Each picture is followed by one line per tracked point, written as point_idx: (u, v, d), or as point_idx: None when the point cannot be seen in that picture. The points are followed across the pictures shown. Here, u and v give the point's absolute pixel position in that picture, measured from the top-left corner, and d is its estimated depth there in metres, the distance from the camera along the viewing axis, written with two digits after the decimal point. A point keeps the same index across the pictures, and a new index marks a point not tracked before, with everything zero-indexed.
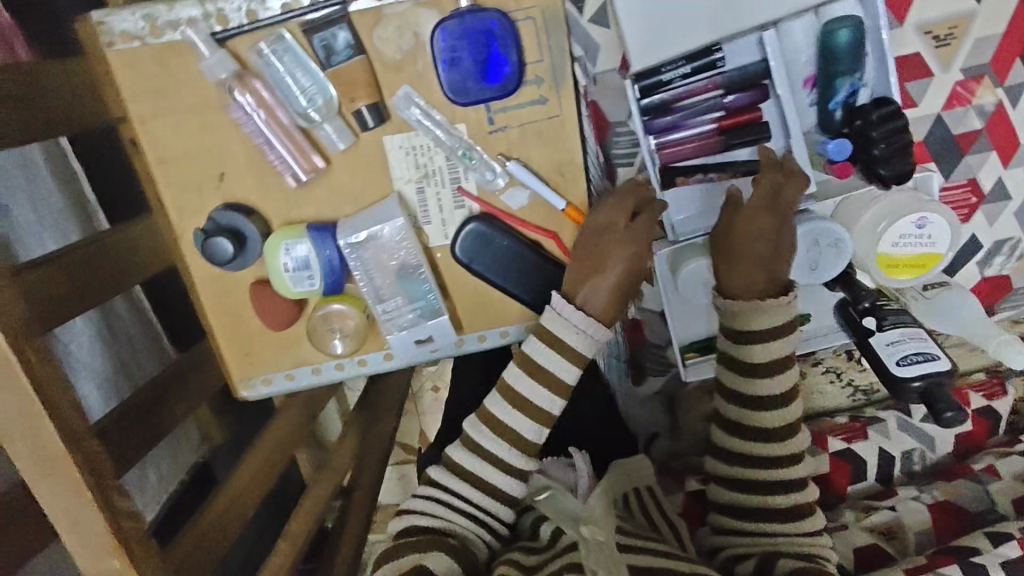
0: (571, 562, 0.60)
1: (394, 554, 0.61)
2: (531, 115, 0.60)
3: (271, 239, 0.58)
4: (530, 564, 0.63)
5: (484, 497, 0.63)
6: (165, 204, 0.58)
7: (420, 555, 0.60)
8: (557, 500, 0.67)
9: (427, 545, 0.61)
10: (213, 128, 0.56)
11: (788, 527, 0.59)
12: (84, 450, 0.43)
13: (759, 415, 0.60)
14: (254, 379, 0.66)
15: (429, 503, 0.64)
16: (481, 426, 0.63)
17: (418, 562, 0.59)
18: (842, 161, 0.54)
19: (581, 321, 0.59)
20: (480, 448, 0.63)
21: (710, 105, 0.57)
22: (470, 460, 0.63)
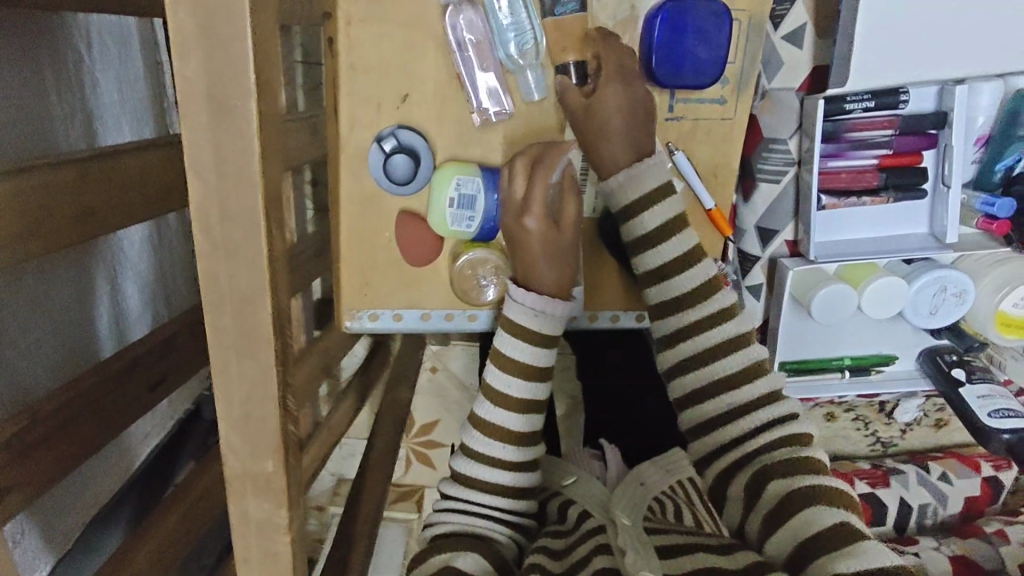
0: (599, 543, 0.60)
1: (425, 555, 0.58)
2: (707, 112, 0.61)
3: (443, 171, 0.57)
4: (560, 548, 0.61)
5: (502, 494, 0.61)
6: (340, 111, 0.56)
7: (450, 555, 0.57)
8: (585, 485, 0.70)
9: (456, 543, 0.58)
10: (416, 47, 0.55)
11: (776, 453, 0.56)
12: (282, 337, 0.40)
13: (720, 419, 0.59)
14: (363, 311, 0.63)
15: (449, 501, 0.61)
16: (471, 429, 0.61)
17: (447, 562, 0.56)
18: (1005, 219, 0.59)
19: (537, 300, 0.57)
20: (475, 443, 0.61)
21: (879, 141, 0.60)
22: (472, 465, 0.61)
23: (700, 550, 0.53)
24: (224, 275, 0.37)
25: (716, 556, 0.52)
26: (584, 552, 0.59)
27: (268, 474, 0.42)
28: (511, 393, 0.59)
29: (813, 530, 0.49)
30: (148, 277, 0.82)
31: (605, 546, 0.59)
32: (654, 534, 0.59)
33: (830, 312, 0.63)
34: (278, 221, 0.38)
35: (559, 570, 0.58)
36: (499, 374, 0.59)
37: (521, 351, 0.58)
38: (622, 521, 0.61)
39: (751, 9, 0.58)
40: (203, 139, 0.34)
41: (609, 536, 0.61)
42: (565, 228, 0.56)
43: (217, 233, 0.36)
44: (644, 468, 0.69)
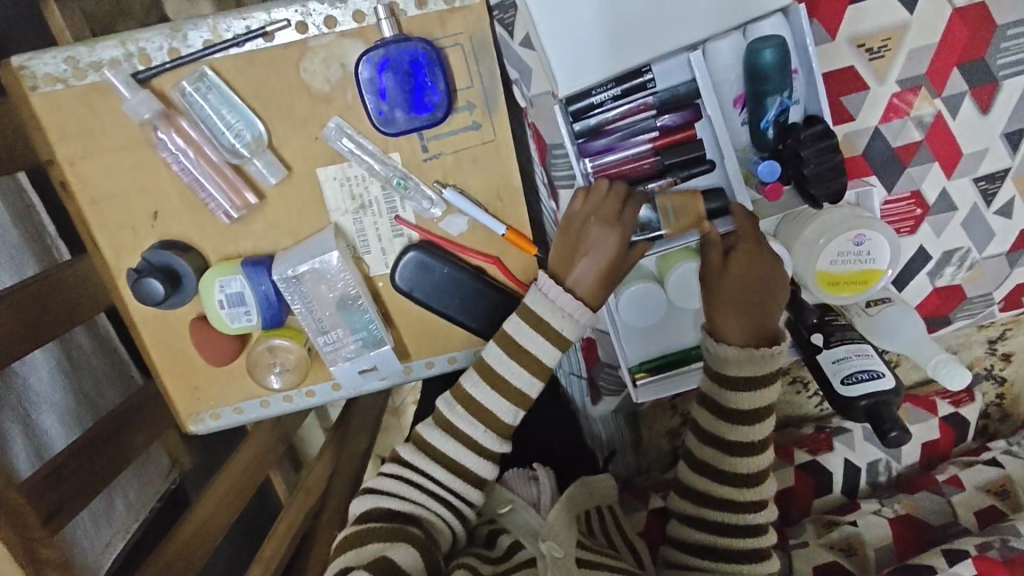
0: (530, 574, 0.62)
1: (356, 541, 0.56)
2: (465, 141, 0.59)
3: (206, 276, 0.58)
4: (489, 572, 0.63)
5: (458, 480, 0.59)
6: (99, 244, 0.58)
7: (385, 545, 0.55)
8: (520, 514, 0.70)
9: (391, 533, 0.56)
10: (143, 166, 0.56)
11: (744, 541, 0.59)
12: None
13: (736, 460, 0.59)
14: (203, 414, 0.66)
15: (393, 482, 0.59)
16: (453, 402, 0.60)
17: (382, 552, 0.54)
18: (774, 182, 0.54)
19: (568, 304, 0.56)
20: (462, 423, 0.59)
21: (643, 126, 0.56)
22: (441, 439, 0.59)
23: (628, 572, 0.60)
24: None
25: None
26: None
27: None
28: (511, 380, 0.58)
29: None
30: (68, 403, 0.88)
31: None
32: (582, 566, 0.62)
33: (639, 312, 0.61)
34: None
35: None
36: (496, 349, 0.58)
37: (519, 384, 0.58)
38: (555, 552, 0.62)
39: (467, 30, 0.56)
40: None
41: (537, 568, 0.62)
42: (587, 256, 0.56)
43: None
44: (595, 480, 0.74)
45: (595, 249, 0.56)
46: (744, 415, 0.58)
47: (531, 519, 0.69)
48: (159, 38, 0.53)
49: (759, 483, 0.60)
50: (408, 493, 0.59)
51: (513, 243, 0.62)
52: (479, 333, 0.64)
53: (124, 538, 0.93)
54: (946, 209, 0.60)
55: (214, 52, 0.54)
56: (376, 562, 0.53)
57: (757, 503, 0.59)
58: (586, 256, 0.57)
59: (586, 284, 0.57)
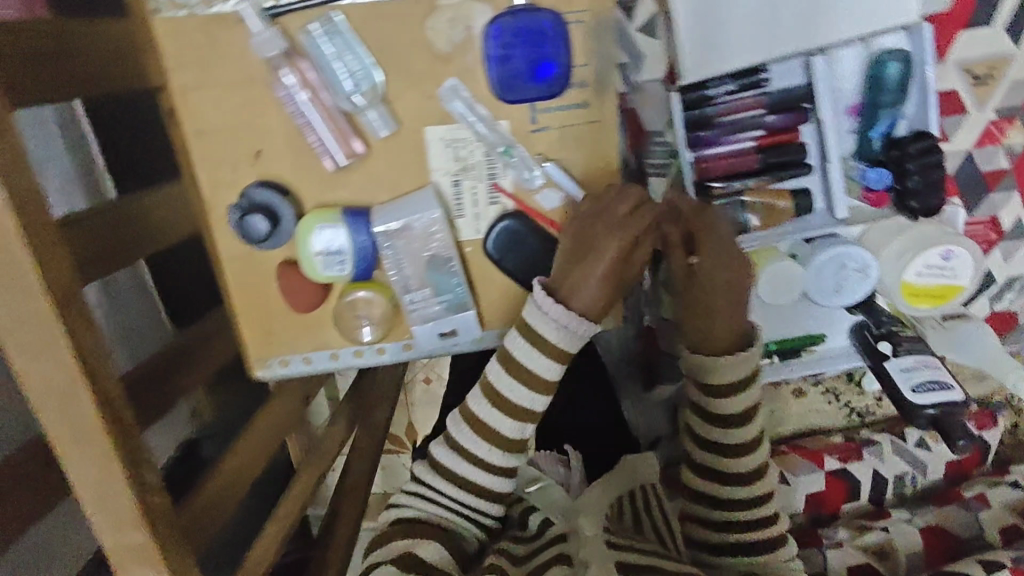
0: (561, 553, 0.60)
1: (386, 540, 0.59)
2: (572, 117, 0.60)
3: (304, 221, 0.58)
4: (522, 555, 0.62)
5: (494, 450, 0.59)
6: (199, 177, 0.57)
7: (412, 542, 0.58)
8: (547, 492, 0.69)
9: (419, 532, 0.59)
10: (254, 104, 0.56)
11: (753, 532, 0.60)
12: (117, 421, 0.43)
13: (728, 461, 0.60)
14: (272, 359, 0.66)
15: (435, 476, 0.61)
16: (501, 368, 0.58)
17: (409, 550, 0.57)
18: (879, 191, 0.57)
19: (561, 315, 0.54)
20: (507, 389, 0.57)
21: (752, 123, 0.58)
22: (486, 408, 0.58)
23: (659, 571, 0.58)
24: (35, 379, 0.39)
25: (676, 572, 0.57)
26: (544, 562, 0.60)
27: (139, 544, 0.46)
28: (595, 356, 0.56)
29: None
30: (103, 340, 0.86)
31: (565, 557, 0.59)
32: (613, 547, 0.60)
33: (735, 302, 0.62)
34: (84, 319, 0.40)
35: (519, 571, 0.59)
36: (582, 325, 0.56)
37: (516, 392, 0.57)
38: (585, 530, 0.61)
39: (594, 8, 0.56)
40: None
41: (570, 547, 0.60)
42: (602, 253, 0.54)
43: (15, 344, 0.38)
44: (636, 460, 0.75)
45: (604, 252, 0.55)
46: (726, 418, 0.59)
47: (557, 496, 0.68)
48: None
49: (753, 485, 0.60)
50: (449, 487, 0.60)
51: None
52: None
53: None
54: None
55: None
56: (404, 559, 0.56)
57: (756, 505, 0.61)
58: (596, 260, 0.55)
59: (604, 278, 0.54)
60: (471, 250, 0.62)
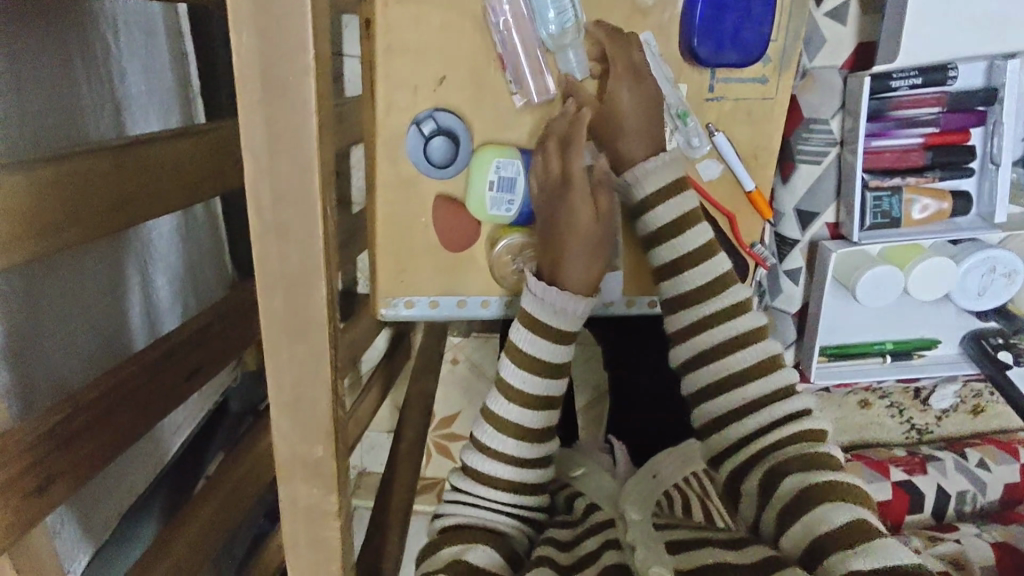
0: (608, 539, 0.56)
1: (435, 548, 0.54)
2: (748, 91, 0.60)
3: (481, 155, 0.56)
4: (569, 541, 0.57)
5: (524, 411, 0.55)
6: (377, 95, 0.55)
7: (460, 548, 0.53)
8: (595, 478, 0.65)
9: (466, 535, 0.54)
10: (450, 27, 0.54)
11: (790, 449, 0.52)
12: (332, 321, 0.40)
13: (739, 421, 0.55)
14: (399, 299, 0.62)
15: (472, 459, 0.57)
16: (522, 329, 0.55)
17: (458, 556, 0.52)
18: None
19: (559, 297, 0.53)
20: (526, 343, 0.54)
21: (927, 119, 0.59)
22: (516, 373, 0.55)
23: (710, 545, 0.51)
24: (276, 257, 0.37)
25: (729, 552, 0.50)
26: (593, 549, 0.55)
27: (318, 457, 0.43)
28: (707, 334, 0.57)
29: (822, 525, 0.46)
30: (177, 269, 0.81)
31: (615, 542, 0.55)
32: (662, 530, 0.55)
33: (883, 290, 0.62)
34: (330, 204, 0.38)
35: (566, 564, 0.54)
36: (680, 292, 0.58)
37: (539, 349, 0.54)
38: (632, 517, 0.56)
39: None
40: (256, 123, 0.34)
41: (620, 532, 0.56)
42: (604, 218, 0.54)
43: (270, 215, 0.36)
44: (660, 459, 0.64)
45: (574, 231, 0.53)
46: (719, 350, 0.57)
47: (608, 486, 0.64)
48: None
49: (769, 406, 0.55)
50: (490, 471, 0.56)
51: (754, 205, 0.63)
52: None
53: (189, 425, 0.86)
54: None
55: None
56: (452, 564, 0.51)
57: (793, 415, 0.54)
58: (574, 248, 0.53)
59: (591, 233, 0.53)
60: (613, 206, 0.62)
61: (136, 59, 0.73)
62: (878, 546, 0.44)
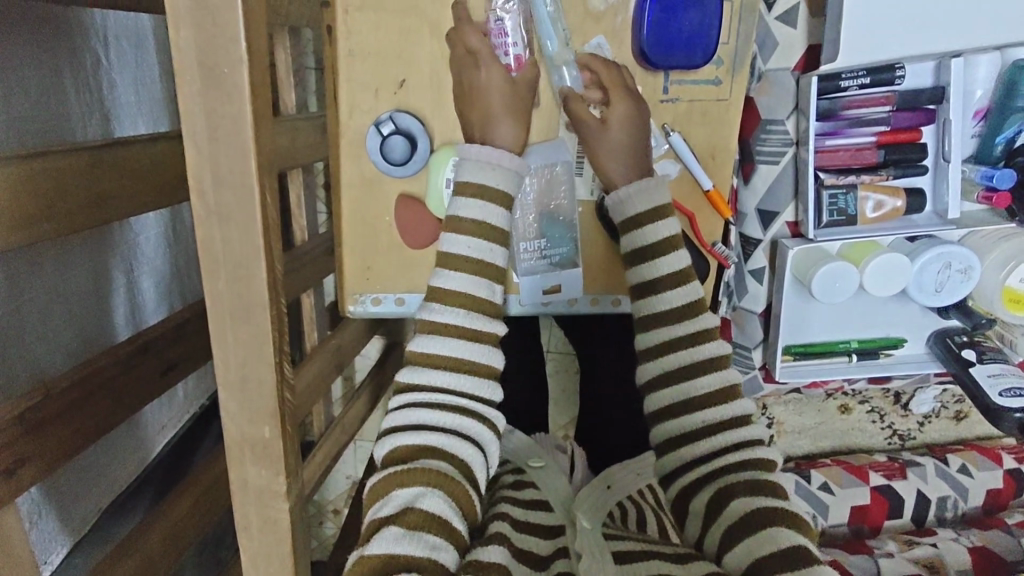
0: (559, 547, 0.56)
1: (387, 491, 0.49)
2: (702, 93, 0.62)
3: (440, 154, 0.59)
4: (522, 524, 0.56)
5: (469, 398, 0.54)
6: (340, 98, 0.58)
7: (416, 493, 0.48)
8: (549, 474, 0.65)
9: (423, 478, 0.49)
10: (410, 34, 0.57)
11: (740, 473, 0.54)
12: (275, 304, 0.42)
13: (700, 441, 0.56)
14: (366, 295, 0.64)
15: (403, 414, 0.53)
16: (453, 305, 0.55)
17: (411, 504, 0.48)
18: (1004, 191, 0.59)
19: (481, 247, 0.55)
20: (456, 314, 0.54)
21: (878, 118, 0.60)
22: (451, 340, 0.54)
23: (654, 558, 0.52)
24: (217, 241, 0.39)
25: (671, 564, 0.51)
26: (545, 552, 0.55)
27: (265, 439, 0.43)
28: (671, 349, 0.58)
29: (767, 547, 0.48)
30: (164, 273, 0.83)
31: (564, 550, 0.56)
32: (609, 540, 0.56)
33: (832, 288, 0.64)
34: (269, 190, 0.40)
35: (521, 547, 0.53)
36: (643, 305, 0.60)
37: (476, 251, 0.55)
38: (581, 525, 0.56)
39: None
40: (194, 113, 0.36)
41: (569, 540, 0.57)
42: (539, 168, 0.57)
43: (211, 200, 0.38)
44: (616, 470, 0.63)
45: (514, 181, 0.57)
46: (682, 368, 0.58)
47: (561, 484, 0.63)
48: None
49: (726, 430, 0.56)
50: (429, 421, 0.52)
51: (712, 203, 0.64)
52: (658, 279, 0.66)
53: (175, 426, 0.88)
54: None
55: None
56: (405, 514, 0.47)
57: (748, 441, 0.56)
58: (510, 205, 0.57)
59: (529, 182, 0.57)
60: (577, 209, 0.63)
61: (126, 72, 0.76)
62: (815, 572, 0.45)
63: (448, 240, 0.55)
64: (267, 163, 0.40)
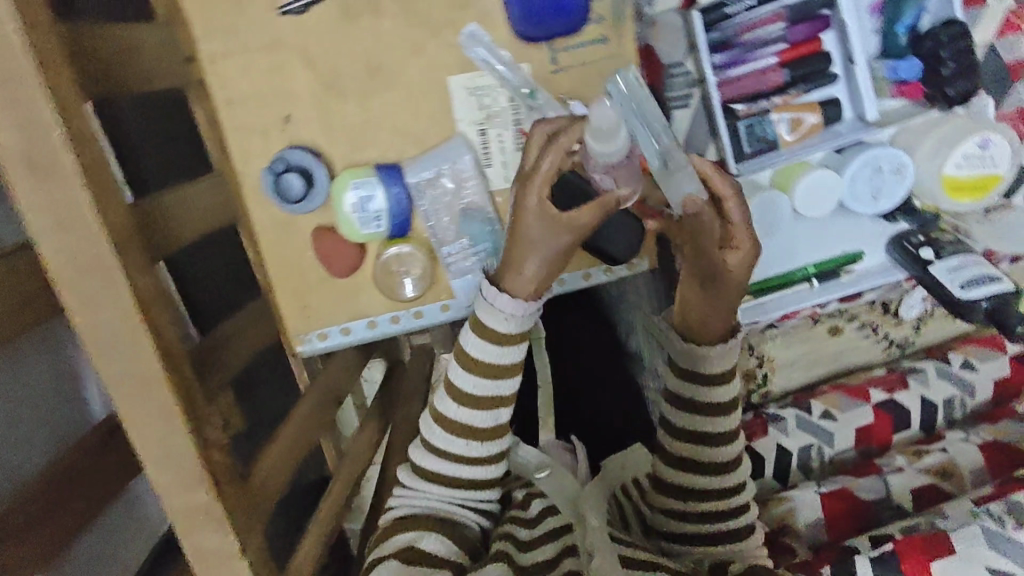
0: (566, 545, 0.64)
1: (395, 529, 0.63)
2: (593, 54, 0.60)
3: (339, 178, 0.58)
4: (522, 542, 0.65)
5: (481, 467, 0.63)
6: (230, 146, 0.57)
7: (416, 535, 0.62)
8: (555, 479, 0.67)
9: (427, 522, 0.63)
10: (282, 68, 0.56)
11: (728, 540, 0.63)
12: (176, 371, 0.41)
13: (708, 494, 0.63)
14: (311, 333, 0.64)
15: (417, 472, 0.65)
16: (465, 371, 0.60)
17: (412, 543, 0.62)
18: (915, 81, 0.60)
19: (506, 305, 0.55)
20: (468, 387, 0.60)
21: (774, 37, 0.59)
22: (456, 409, 0.61)
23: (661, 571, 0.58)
24: (96, 327, 0.38)
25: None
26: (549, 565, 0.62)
27: (204, 503, 0.43)
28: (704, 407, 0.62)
29: None
30: None
31: (569, 550, 0.64)
32: (616, 542, 0.61)
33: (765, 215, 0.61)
34: (137, 263, 0.40)
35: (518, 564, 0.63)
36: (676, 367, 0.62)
37: (484, 361, 0.58)
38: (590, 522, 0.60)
39: None
40: (33, 209, 0.36)
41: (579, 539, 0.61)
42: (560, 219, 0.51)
43: (78, 290, 0.37)
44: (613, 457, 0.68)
45: (532, 247, 0.53)
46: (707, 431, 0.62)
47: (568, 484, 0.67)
48: None
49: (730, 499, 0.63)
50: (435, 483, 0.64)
51: None
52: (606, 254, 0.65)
53: None
54: None
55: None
56: (406, 549, 0.61)
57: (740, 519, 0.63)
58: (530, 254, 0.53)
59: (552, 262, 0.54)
60: (492, 199, 0.62)
61: None
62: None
63: (473, 341, 0.58)
64: (130, 239, 0.40)
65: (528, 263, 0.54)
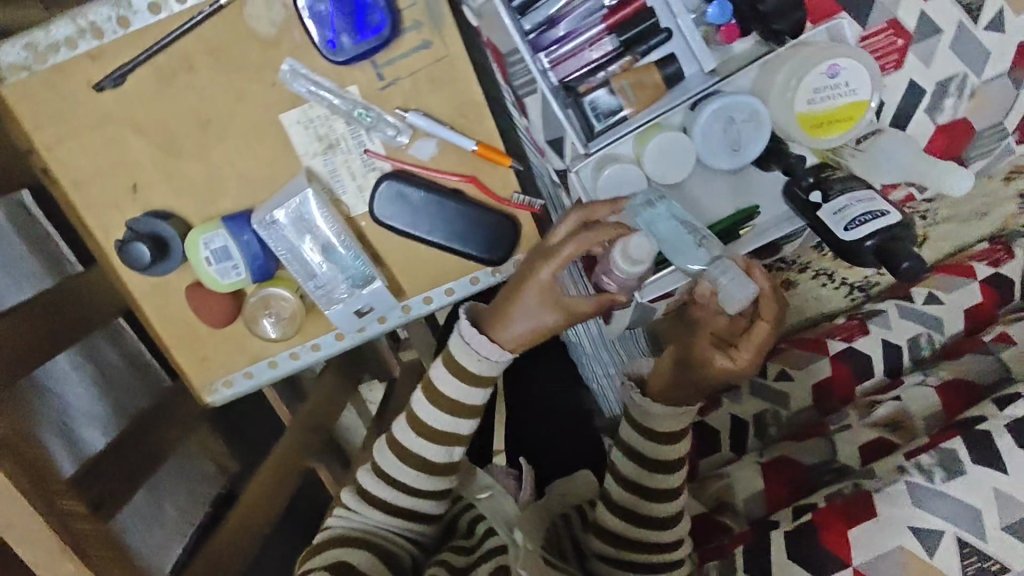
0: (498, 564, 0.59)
1: (325, 546, 0.60)
2: (418, 62, 0.59)
3: (190, 236, 0.59)
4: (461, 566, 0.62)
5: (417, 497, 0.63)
6: (89, 224, 0.60)
7: (344, 552, 0.59)
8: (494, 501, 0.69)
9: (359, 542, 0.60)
10: (117, 141, 0.58)
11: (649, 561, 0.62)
12: (19, 459, 0.47)
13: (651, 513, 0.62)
14: (216, 382, 0.66)
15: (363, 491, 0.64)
16: (423, 398, 0.60)
17: (341, 558, 0.59)
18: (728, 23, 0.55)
19: (483, 348, 0.57)
20: (427, 416, 0.60)
21: (592, 5, 0.56)
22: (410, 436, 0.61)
23: None
24: None
25: None
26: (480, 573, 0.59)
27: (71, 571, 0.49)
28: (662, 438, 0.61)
29: None
30: None
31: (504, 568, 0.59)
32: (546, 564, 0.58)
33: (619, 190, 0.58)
34: None
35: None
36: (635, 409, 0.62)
37: (455, 395, 0.59)
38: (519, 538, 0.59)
39: None
40: None
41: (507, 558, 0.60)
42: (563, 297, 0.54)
43: None
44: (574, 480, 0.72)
45: (527, 314, 0.55)
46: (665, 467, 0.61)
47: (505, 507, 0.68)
48: (106, 9, 0.53)
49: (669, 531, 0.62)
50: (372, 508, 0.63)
51: (485, 158, 0.61)
52: (483, 259, 0.63)
53: None
54: (930, 33, 0.62)
55: (177, 25, 0.55)
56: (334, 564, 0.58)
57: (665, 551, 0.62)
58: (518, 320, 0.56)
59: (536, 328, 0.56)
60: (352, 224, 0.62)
61: None
62: None
63: (444, 373, 0.59)
64: None
65: (517, 317, 0.56)
